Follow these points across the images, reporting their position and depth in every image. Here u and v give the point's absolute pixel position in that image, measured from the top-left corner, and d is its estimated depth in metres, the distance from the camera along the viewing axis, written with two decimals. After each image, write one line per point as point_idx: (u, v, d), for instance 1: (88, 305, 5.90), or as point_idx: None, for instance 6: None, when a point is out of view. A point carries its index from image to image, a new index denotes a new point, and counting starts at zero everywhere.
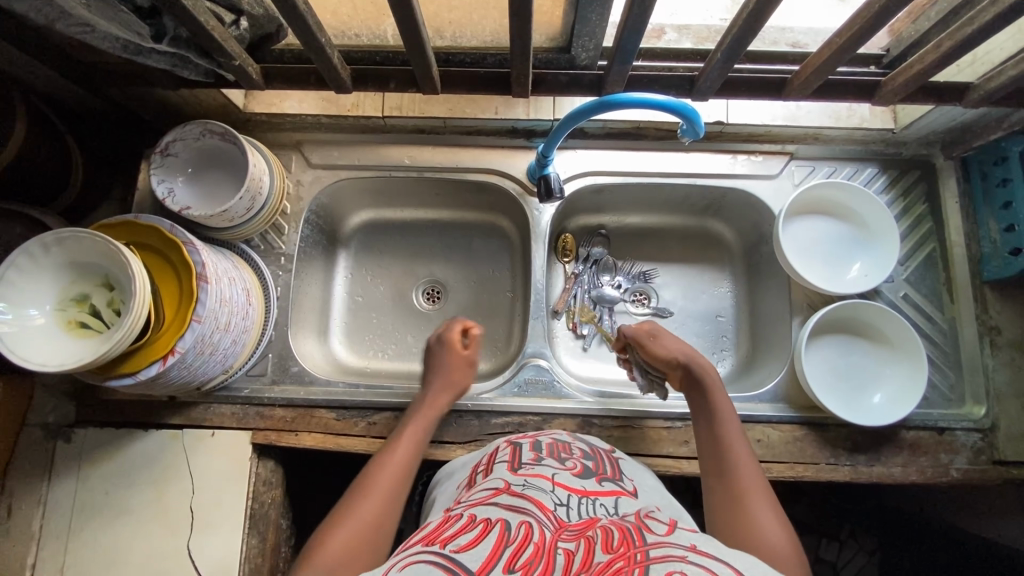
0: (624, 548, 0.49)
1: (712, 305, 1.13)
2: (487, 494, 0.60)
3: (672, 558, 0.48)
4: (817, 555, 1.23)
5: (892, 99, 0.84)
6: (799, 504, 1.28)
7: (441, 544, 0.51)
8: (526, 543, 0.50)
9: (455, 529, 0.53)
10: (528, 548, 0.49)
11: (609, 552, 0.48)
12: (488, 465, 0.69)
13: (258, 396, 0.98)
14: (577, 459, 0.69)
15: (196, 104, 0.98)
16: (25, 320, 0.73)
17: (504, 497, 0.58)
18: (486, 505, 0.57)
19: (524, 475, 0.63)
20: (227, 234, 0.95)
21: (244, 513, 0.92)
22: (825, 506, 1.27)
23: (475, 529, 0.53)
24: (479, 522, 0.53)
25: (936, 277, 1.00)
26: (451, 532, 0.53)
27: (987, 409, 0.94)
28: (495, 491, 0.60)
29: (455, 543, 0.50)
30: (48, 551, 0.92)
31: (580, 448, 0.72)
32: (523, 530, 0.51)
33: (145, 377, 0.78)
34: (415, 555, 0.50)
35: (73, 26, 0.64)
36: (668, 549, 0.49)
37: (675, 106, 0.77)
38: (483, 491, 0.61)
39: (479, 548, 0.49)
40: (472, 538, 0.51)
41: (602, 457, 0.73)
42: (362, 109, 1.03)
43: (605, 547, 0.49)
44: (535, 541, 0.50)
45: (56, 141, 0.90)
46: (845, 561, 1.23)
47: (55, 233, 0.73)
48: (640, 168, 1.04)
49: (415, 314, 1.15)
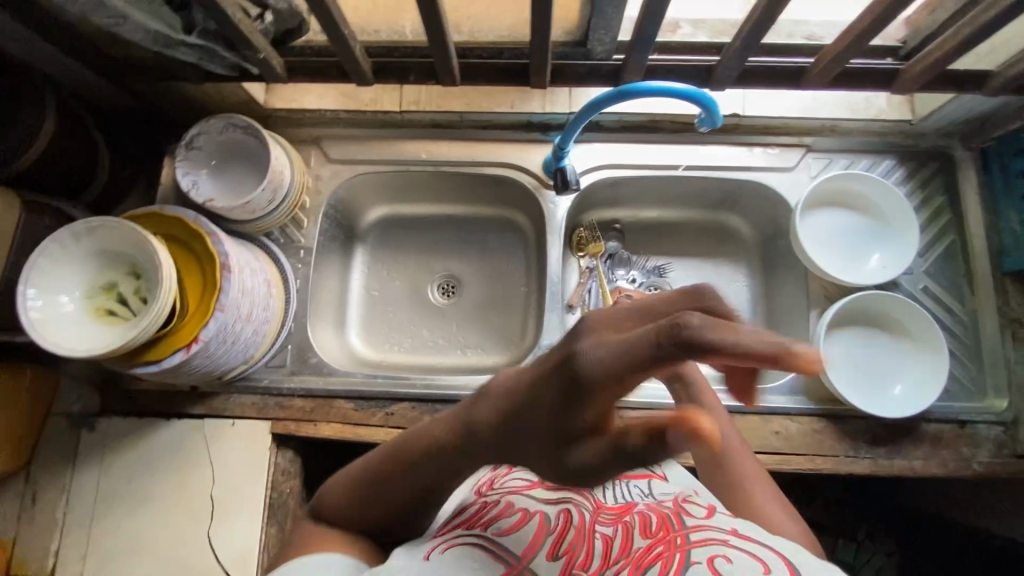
0: (665, 532, 0.50)
1: (728, 300, 1.13)
2: (523, 485, 0.58)
3: (713, 542, 0.47)
4: (835, 556, 1.21)
5: (911, 87, 0.84)
6: (817, 505, 1.26)
7: (483, 528, 0.53)
8: (567, 529, 0.51)
9: (493, 512, 0.54)
10: (569, 533, 0.51)
11: (649, 536, 0.49)
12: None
13: (277, 386, 0.99)
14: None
15: (219, 99, 1.00)
16: (55, 307, 0.74)
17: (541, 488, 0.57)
18: (520, 495, 0.56)
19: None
20: (250, 227, 0.97)
21: (263, 502, 0.94)
22: (843, 506, 1.25)
23: (515, 516, 0.53)
24: (517, 510, 0.54)
25: (957, 270, 0.99)
26: (490, 515, 0.54)
27: (1010, 402, 0.93)
28: (532, 483, 0.58)
29: (497, 526, 0.52)
30: (71, 538, 0.93)
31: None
32: (562, 517, 0.52)
33: (169, 365, 0.80)
34: (457, 538, 0.52)
35: (105, 17, 0.65)
36: (709, 533, 0.49)
37: (693, 93, 0.78)
38: (516, 480, 0.59)
39: (524, 530, 0.52)
40: (516, 522, 0.53)
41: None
42: (381, 104, 1.05)
43: (644, 531, 0.50)
44: (576, 524, 0.51)
45: (83, 135, 0.92)
46: (863, 562, 1.20)
47: (86, 222, 0.75)
48: (656, 161, 1.04)
49: (430, 309, 1.16)
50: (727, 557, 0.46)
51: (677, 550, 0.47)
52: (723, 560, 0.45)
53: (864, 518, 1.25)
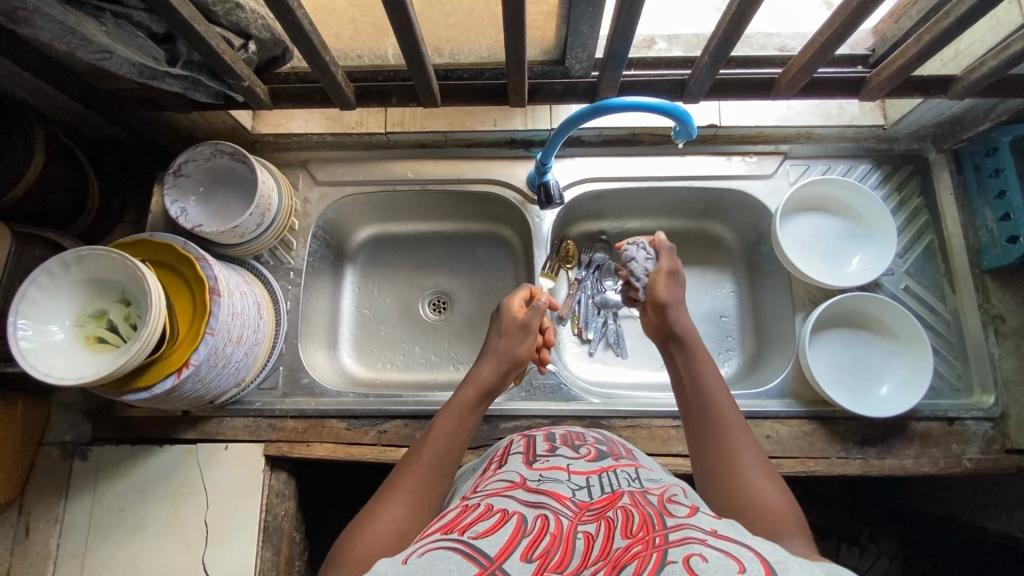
0: (644, 532, 0.50)
1: (716, 306, 1.15)
2: (503, 486, 0.60)
3: (692, 540, 0.48)
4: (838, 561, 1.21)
5: (879, 94, 0.86)
6: (816, 509, 1.27)
7: (460, 531, 0.52)
8: (543, 534, 0.51)
9: (473, 516, 0.55)
10: (545, 538, 0.50)
11: (628, 536, 0.50)
12: (503, 456, 0.70)
13: (269, 408, 0.99)
14: (591, 445, 0.70)
15: (207, 127, 1.01)
16: (46, 336, 0.75)
17: (521, 492, 0.58)
18: (503, 497, 0.57)
19: (539, 469, 0.63)
20: (241, 250, 0.98)
21: (258, 526, 0.93)
22: (842, 509, 1.27)
23: (493, 516, 0.54)
24: (496, 512, 0.55)
25: (937, 268, 1.01)
26: (469, 520, 0.54)
27: (997, 397, 0.94)
28: (512, 485, 0.60)
29: (473, 530, 0.52)
30: (65, 569, 0.93)
31: (594, 436, 0.74)
32: (539, 522, 0.53)
33: (160, 391, 0.80)
34: (434, 542, 0.51)
35: (93, 52, 0.68)
36: (689, 531, 0.50)
37: (669, 108, 0.78)
38: (498, 482, 0.62)
39: (498, 535, 0.51)
40: (491, 526, 0.53)
41: (616, 441, 0.74)
42: (366, 126, 1.06)
43: (624, 531, 0.50)
44: (552, 531, 0.52)
45: (72, 167, 0.94)
46: (868, 566, 1.21)
47: (74, 251, 0.75)
48: (638, 172, 1.06)
49: (421, 325, 1.17)
50: (704, 556, 0.46)
51: (656, 548, 0.47)
52: (699, 559, 0.46)
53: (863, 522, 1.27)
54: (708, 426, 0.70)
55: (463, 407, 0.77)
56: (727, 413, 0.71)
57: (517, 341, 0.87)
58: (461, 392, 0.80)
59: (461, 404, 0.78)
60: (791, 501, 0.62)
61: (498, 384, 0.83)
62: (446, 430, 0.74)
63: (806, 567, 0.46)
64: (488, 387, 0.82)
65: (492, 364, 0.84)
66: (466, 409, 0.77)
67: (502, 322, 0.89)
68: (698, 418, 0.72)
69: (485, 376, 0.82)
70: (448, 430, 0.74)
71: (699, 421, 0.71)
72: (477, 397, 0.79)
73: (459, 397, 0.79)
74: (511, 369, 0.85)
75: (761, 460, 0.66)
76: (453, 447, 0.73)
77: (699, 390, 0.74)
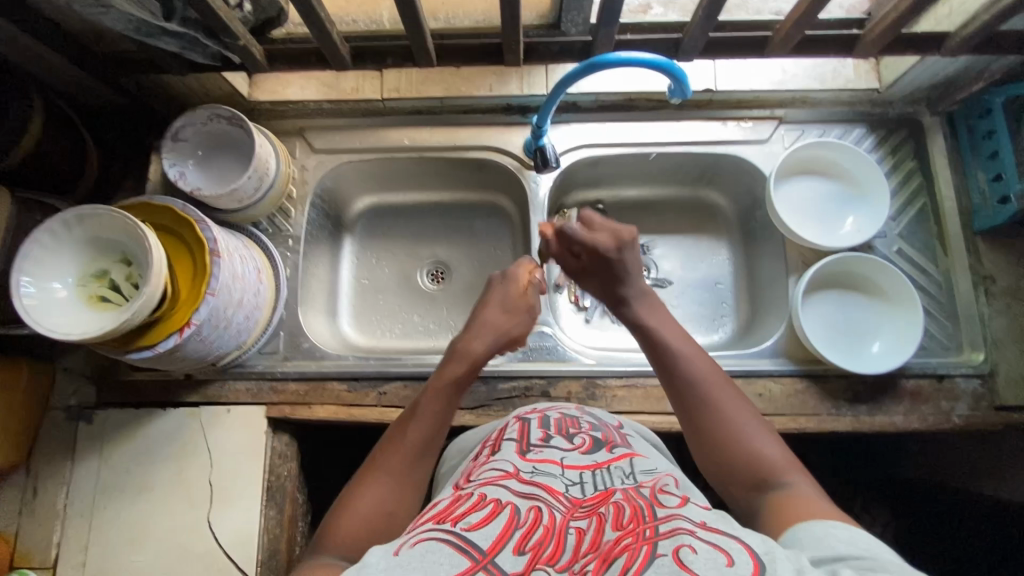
0: (634, 524, 0.52)
1: (711, 273, 1.16)
2: (497, 475, 0.62)
3: (681, 532, 0.50)
4: None
5: (871, 51, 0.87)
6: None
7: (452, 522, 0.53)
8: (535, 525, 0.53)
9: (465, 507, 0.56)
10: (537, 530, 0.52)
11: (619, 528, 0.51)
12: (496, 442, 0.72)
13: (271, 371, 1.01)
14: (586, 433, 0.71)
15: (203, 94, 1.02)
16: (48, 293, 0.76)
17: (514, 482, 0.60)
18: (496, 487, 0.59)
19: (532, 460, 0.65)
20: (241, 215, 1.00)
21: (261, 485, 0.95)
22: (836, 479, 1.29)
23: (485, 508, 0.55)
24: (489, 503, 0.56)
25: (929, 230, 1.02)
26: (461, 510, 0.56)
27: (986, 355, 0.96)
28: (505, 474, 0.62)
29: (465, 521, 0.53)
30: (73, 529, 0.95)
31: (588, 422, 0.75)
32: (532, 514, 0.54)
33: (162, 350, 0.81)
34: (425, 532, 0.52)
35: (91, 6, 0.68)
36: (679, 523, 0.52)
37: (663, 64, 0.78)
38: (492, 471, 0.63)
39: (490, 526, 0.52)
40: (483, 517, 0.54)
41: (611, 429, 0.76)
42: (363, 92, 1.06)
43: (616, 524, 0.52)
44: (544, 524, 0.53)
45: (70, 134, 0.95)
46: None
47: (75, 210, 0.76)
48: (634, 138, 1.07)
49: (419, 294, 1.18)
50: (693, 548, 0.48)
51: (646, 541, 0.49)
52: (688, 551, 0.47)
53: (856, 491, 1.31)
54: (685, 386, 0.71)
55: (451, 386, 0.77)
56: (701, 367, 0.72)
57: (511, 317, 0.86)
58: (449, 367, 0.79)
59: (449, 381, 0.77)
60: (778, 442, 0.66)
61: (485, 358, 0.82)
62: (432, 413, 0.73)
63: (793, 559, 0.47)
64: (476, 363, 0.81)
65: (480, 339, 0.83)
66: (454, 388, 0.77)
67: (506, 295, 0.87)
68: (672, 375, 0.73)
69: (475, 350, 0.81)
70: (435, 412, 0.73)
71: (673, 381, 0.72)
72: (466, 373, 0.79)
73: (446, 373, 0.78)
74: (502, 343, 0.84)
75: (743, 403, 0.69)
76: (441, 427, 0.73)
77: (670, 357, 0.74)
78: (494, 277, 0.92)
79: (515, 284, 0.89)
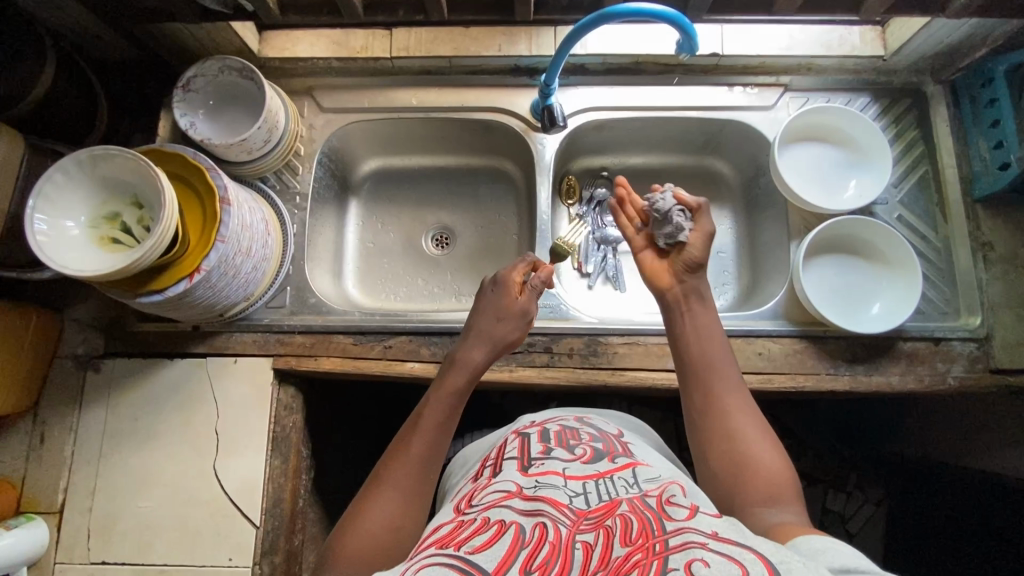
0: (643, 539, 0.51)
1: (714, 242, 1.17)
2: (499, 497, 0.61)
3: (692, 545, 0.49)
4: (824, 506, 1.29)
5: (877, 10, 0.88)
6: (806, 457, 1.34)
7: (455, 547, 0.53)
8: (541, 543, 0.52)
9: (469, 531, 0.56)
10: (543, 548, 0.52)
11: (627, 544, 0.51)
12: (497, 461, 0.71)
13: (277, 324, 1.02)
14: (587, 445, 0.71)
15: (213, 48, 1.02)
16: (62, 231, 0.77)
17: (517, 501, 0.59)
18: (499, 508, 0.58)
19: (534, 475, 0.64)
20: (249, 169, 1.01)
21: (267, 435, 0.96)
22: (831, 459, 1.34)
23: (489, 529, 0.55)
24: (492, 525, 0.56)
25: (931, 199, 1.03)
26: (465, 534, 0.55)
27: (982, 319, 0.97)
28: (508, 495, 0.61)
29: (469, 545, 0.53)
30: (80, 475, 0.96)
31: (588, 432, 0.75)
32: (537, 531, 0.54)
33: (172, 294, 0.83)
34: (428, 558, 0.52)
35: None
36: (689, 536, 0.51)
37: (672, 16, 0.79)
38: (494, 493, 0.62)
39: (495, 548, 0.52)
40: (487, 540, 0.54)
41: (612, 438, 0.75)
42: (372, 51, 1.06)
43: (623, 539, 0.52)
44: (550, 540, 0.53)
45: (81, 84, 0.95)
46: (853, 511, 1.28)
47: (88, 150, 0.76)
48: (641, 102, 1.08)
49: (424, 258, 1.19)
50: (705, 561, 0.47)
51: (656, 556, 0.49)
52: (700, 565, 0.47)
53: (851, 468, 1.33)
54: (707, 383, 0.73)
55: (454, 396, 0.75)
56: (727, 375, 0.74)
57: (510, 325, 0.82)
58: (451, 376, 0.77)
59: (451, 392, 0.75)
60: (783, 457, 0.67)
61: (487, 366, 0.80)
62: (435, 423, 0.71)
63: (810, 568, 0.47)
64: (477, 371, 0.79)
65: (479, 348, 0.80)
66: (455, 398, 0.75)
67: (501, 302, 0.83)
68: (698, 372, 0.75)
69: (476, 360, 0.79)
70: (437, 422, 0.72)
71: (696, 376, 0.75)
72: (466, 383, 0.77)
73: (447, 383, 0.76)
74: (501, 350, 0.82)
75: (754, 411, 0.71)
76: (443, 439, 0.71)
77: (698, 351, 0.77)
78: (486, 282, 0.87)
79: (508, 292, 0.84)
